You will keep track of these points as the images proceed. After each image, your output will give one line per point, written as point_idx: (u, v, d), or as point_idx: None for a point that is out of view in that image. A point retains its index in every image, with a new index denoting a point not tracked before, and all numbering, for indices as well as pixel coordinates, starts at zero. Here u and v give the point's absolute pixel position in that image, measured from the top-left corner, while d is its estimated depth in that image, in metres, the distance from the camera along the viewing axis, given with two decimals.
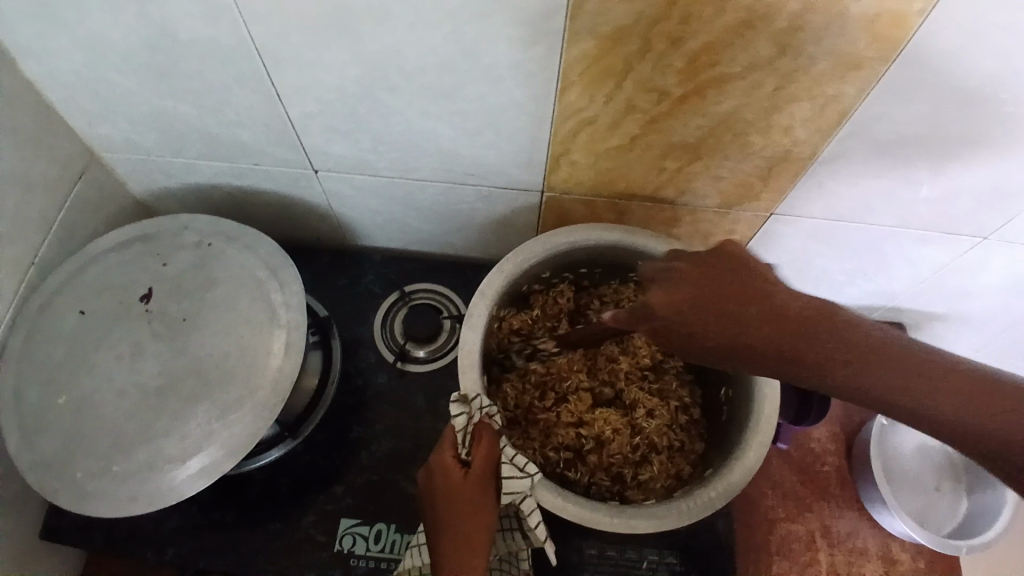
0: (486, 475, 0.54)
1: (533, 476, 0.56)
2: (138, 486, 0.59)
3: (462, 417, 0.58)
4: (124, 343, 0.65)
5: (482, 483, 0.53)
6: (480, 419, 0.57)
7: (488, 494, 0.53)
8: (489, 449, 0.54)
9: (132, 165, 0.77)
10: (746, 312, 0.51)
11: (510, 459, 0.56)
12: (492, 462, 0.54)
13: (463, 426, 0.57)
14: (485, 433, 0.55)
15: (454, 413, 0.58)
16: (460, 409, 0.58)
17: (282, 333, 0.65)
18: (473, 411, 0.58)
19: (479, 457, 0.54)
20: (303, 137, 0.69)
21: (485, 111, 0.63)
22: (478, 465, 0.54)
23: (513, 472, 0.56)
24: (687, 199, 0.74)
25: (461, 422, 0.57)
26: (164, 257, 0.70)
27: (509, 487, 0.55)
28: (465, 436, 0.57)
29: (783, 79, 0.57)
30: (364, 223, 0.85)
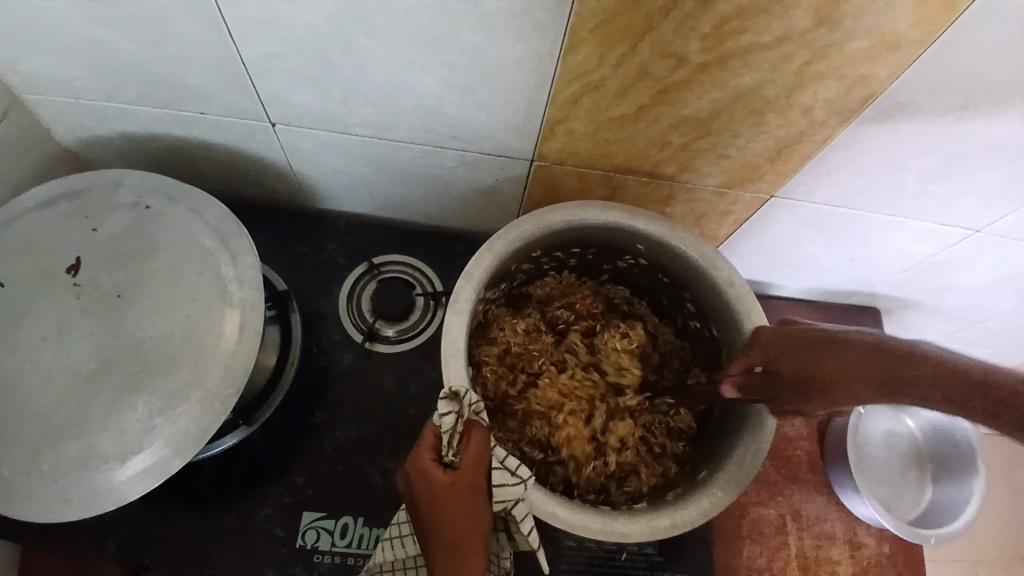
0: (479, 474, 0.49)
1: (528, 480, 0.51)
2: (69, 487, 0.51)
3: (450, 416, 0.50)
4: (47, 319, 0.56)
5: (476, 483, 0.48)
6: (470, 418, 0.51)
7: (484, 494, 0.49)
8: (479, 449, 0.49)
9: (58, 109, 0.66)
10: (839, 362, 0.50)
11: (502, 463, 0.51)
12: (485, 461, 0.49)
13: (452, 427, 0.50)
14: (477, 430, 0.50)
15: (441, 410, 0.51)
16: (448, 407, 0.51)
17: (235, 314, 0.56)
18: (463, 410, 0.51)
19: (470, 456, 0.49)
20: (262, 84, 0.59)
21: (479, 66, 0.55)
22: (470, 464, 0.49)
23: (507, 480, 0.51)
24: (689, 177, 0.68)
25: (449, 421, 0.50)
26: (93, 221, 0.59)
27: (503, 492, 0.51)
28: (452, 437, 0.50)
29: (814, 54, 0.51)
30: (328, 184, 0.76)
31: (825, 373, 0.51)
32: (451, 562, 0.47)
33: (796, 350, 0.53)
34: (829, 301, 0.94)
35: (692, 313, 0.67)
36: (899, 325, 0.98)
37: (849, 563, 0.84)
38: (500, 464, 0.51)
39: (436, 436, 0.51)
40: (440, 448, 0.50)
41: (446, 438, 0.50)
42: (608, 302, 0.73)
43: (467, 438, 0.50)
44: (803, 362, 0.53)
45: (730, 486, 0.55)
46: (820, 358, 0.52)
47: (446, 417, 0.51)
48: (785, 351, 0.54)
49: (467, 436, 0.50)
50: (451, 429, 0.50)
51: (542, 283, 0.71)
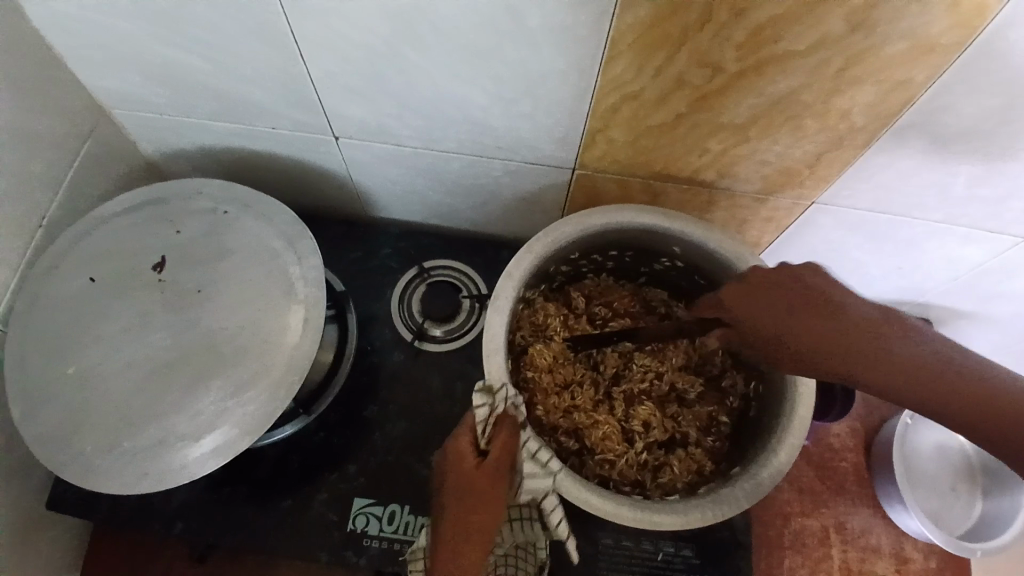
0: (504, 466, 0.51)
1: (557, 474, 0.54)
2: (147, 463, 0.57)
3: (485, 408, 0.53)
4: (133, 312, 0.62)
5: (498, 478, 0.50)
6: (504, 410, 0.53)
7: (503, 491, 0.50)
8: (508, 443, 0.52)
9: (144, 124, 0.73)
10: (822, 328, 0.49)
11: (532, 455, 0.54)
12: (512, 455, 0.52)
13: (486, 417, 0.53)
14: (508, 424, 0.52)
15: (476, 401, 0.53)
16: (483, 398, 0.54)
17: (299, 309, 0.61)
18: (496, 403, 0.54)
19: (499, 448, 0.51)
20: (326, 99, 0.64)
21: (524, 77, 0.59)
22: (500, 455, 0.51)
23: (537, 473, 0.53)
24: (728, 183, 0.70)
25: (483, 413, 0.53)
26: (175, 224, 0.66)
27: (533, 484, 0.53)
28: (485, 427, 0.53)
29: (849, 60, 0.53)
30: (382, 193, 0.81)
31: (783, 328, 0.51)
32: (456, 555, 0.47)
33: (770, 300, 0.52)
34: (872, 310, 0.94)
35: None
36: (952, 335, 0.95)
37: None
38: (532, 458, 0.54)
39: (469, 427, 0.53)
40: (473, 437, 0.53)
41: (480, 426, 0.53)
42: (645, 304, 0.74)
43: (498, 431, 0.52)
44: (771, 315, 0.51)
45: (763, 480, 0.55)
46: (785, 315, 0.51)
47: (480, 409, 0.53)
48: (764, 297, 0.52)
49: (498, 427, 0.52)
50: (484, 420, 0.53)
51: (580, 285, 0.73)
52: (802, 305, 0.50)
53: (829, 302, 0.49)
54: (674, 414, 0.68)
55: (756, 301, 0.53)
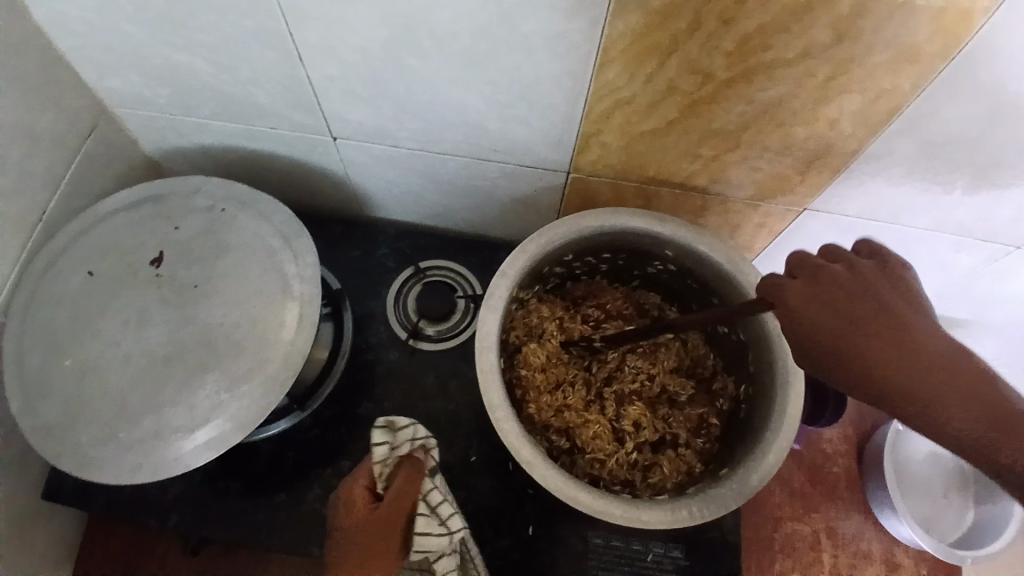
0: (400, 509, 0.58)
1: (452, 529, 0.61)
2: (142, 455, 0.58)
3: (383, 446, 0.59)
4: (133, 307, 0.63)
5: (394, 514, 0.58)
6: (409, 451, 0.60)
7: (403, 521, 0.58)
8: (406, 486, 0.58)
9: (147, 123, 0.74)
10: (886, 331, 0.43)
11: (432, 510, 0.60)
12: (409, 495, 0.58)
13: (383, 457, 0.59)
14: (407, 465, 0.59)
15: (376, 441, 0.60)
16: (383, 438, 0.60)
17: (295, 307, 0.62)
18: (399, 443, 0.61)
19: (395, 493, 0.58)
20: (324, 101, 0.66)
21: (518, 82, 0.60)
22: (397, 498, 0.58)
23: (432, 526, 0.60)
24: (720, 188, 0.71)
25: (382, 452, 0.59)
26: (175, 221, 0.67)
27: (427, 536, 0.60)
28: (383, 471, 0.59)
29: (836, 69, 0.53)
30: (380, 194, 0.82)
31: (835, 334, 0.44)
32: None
33: (826, 297, 0.46)
34: None
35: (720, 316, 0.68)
36: None
37: None
38: (431, 508, 0.60)
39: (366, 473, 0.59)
40: (371, 479, 0.59)
41: (380, 466, 0.59)
42: (638, 306, 0.75)
43: (398, 472, 0.59)
44: (829, 316, 0.45)
45: (751, 480, 0.56)
46: (839, 318, 0.44)
47: (379, 445, 0.60)
48: (822, 292, 0.46)
49: (394, 472, 0.59)
50: (383, 458, 0.59)
51: (574, 285, 0.74)
52: (860, 310, 0.44)
53: (893, 316, 0.43)
54: (665, 415, 0.69)
55: (808, 297, 0.46)
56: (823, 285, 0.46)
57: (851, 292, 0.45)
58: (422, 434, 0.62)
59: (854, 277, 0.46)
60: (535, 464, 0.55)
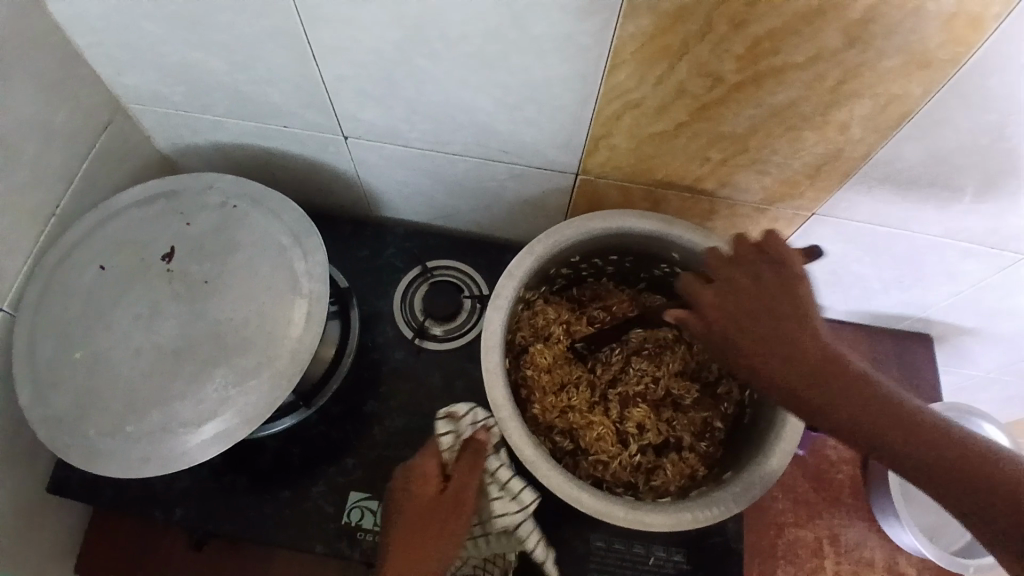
0: (468, 489, 0.59)
1: (527, 506, 0.63)
2: (150, 448, 0.58)
3: (448, 437, 0.63)
4: (143, 301, 0.64)
5: (461, 494, 0.59)
6: (470, 433, 0.63)
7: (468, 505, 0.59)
8: (472, 464, 0.60)
9: (160, 120, 0.75)
10: (768, 331, 0.52)
11: (504, 486, 0.63)
12: (473, 480, 0.60)
13: (452, 443, 0.63)
14: (472, 448, 0.61)
15: (443, 430, 0.63)
16: (448, 427, 0.64)
17: (303, 304, 0.63)
18: (461, 430, 0.64)
19: (464, 472, 0.60)
20: (336, 101, 0.66)
21: (528, 84, 0.60)
22: (460, 484, 0.59)
23: (509, 508, 0.63)
24: (728, 192, 0.71)
25: (449, 439, 0.63)
26: (187, 217, 0.68)
27: (506, 516, 0.63)
28: (453, 450, 0.63)
29: (846, 74, 0.54)
30: (389, 194, 0.83)
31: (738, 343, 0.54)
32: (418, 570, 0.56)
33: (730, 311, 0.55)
34: (874, 323, 0.94)
35: None
36: (954, 351, 0.95)
37: None
38: (502, 488, 0.63)
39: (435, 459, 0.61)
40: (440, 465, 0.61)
41: (445, 451, 0.63)
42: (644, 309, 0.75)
43: (462, 456, 0.61)
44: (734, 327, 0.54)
45: (755, 485, 0.56)
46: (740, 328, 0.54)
47: (445, 436, 0.63)
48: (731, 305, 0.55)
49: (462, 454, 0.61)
50: (449, 446, 0.63)
51: (580, 288, 0.74)
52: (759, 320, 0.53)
53: (787, 323, 0.52)
54: (669, 418, 0.69)
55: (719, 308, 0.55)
56: (729, 289, 0.56)
57: (751, 298, 0.54)
58: (482, 417, 0.65)
59: (758, 289, 0.54)
60: (538, 464, 0.55)
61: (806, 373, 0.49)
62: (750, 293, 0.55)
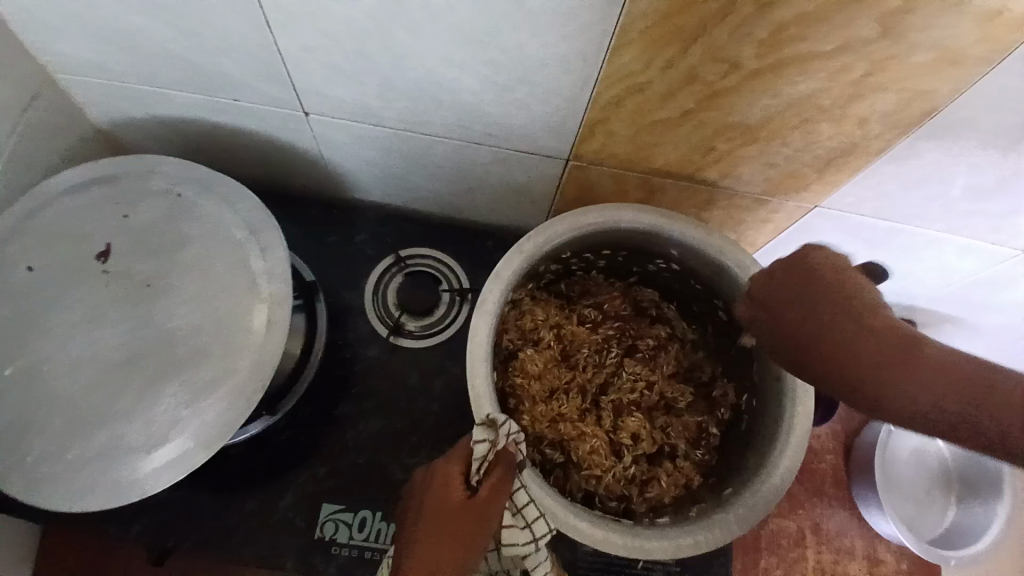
0: (494, 512, 0.46)
1: (540, 538, 0.50)
2: (97, 476, 0.52)
3: (482, 443, 0.46)
4: (79, 308, 0.56)
5: (490, 517, 0.45)
6: (505, 446, 0.47)
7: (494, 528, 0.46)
8: (503, 487, 0.46)
9: (94, 91, 0.65)
10: (810, 320, 0.45)
11: (518, 510, 0.49)
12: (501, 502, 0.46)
13: (483, 454, 0.46)
14: (504, 464, 0.47)
15: (475, 434, 0.46)
16: (483, 432, 0.47)
17: (264, 308, 0.56)
18: (498, 439, 0.47)
19: (492, 491, 0.46)
20: (297, 74, 0.58)
21: (521, 62, 0.53)
22: (487, 504, 0.46)
23: (519, 538, 0.49)
24: (730, 183, 0.66)
25: (482, 449, 0.46)
26: (125, 208, 0.59)
27: (513, 545, 0.49)
28: (481, 464, 0.46)
29: (874, 65, 0.49)
30: (359, 175, 0.75)
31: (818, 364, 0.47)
32: None
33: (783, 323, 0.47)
34: None
35: (723, 320, 0.64)
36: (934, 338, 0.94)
37: None
38: (517, 513, 0.49)
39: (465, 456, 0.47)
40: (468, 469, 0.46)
41: (474, 463, 0.46)
42: (636, 303, 0.70)
43: (493, 470, 0.46)
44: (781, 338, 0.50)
45: (758, 505, 0.53)
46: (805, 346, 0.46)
47: (479, 444, 0.46)
48: (790, 313, 0.46)
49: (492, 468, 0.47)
50: (481, 458, 0.46)
51: (569, 282, 0.68)
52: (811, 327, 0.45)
53: (838, 302, 0.44)
54: (663, 424, 0.66)
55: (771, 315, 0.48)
56: (791, 279, 0.47)
57: (805, 285, 0.46)
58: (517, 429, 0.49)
59: (804, 281, 0.46)
60: (529, 485, 0.51)
61: (845, 357, 0.42)
62: (809, 282, 0.46)
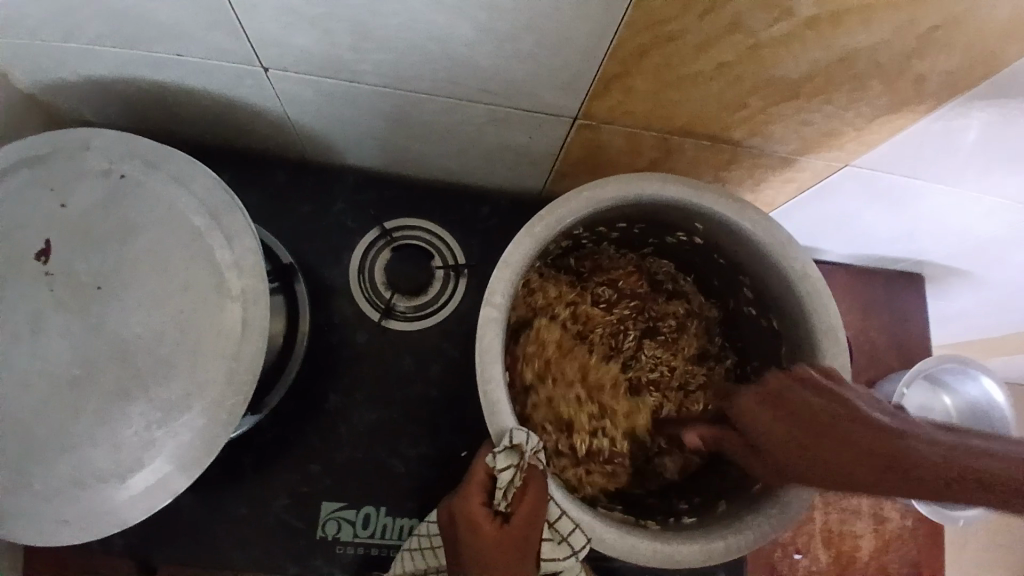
0: (531, 533, 0.46)
1: (578, 552, 0.48)
2: (66, 509, 0.46)
3: (508, 472, 0.46)
4: (16, 318, 0.47)
5: (527, 538, 0.46)
6: (530, 466, 0.47)
7: (534, 549, 0.47)
8: (535, 508, 0.46)
9: (8, 50, 0.54)
10: (825, 435, 0.46)
11: (553, 524, 0.48)
12: (538, 521, 0.47)
13: (509, 482, 0.46)
14: (533, 485, 0.47)
15: (500, 465, 0.46)
16: (507, 461, 0.46)
17: (235, 308, 0.48)
18: (522, 463, 0.46)
19: (525, 515, 0.46)
20: (253, 24, 0.48)
21: (529, 9, 0.44)
22: (523, 529, 0.46)
23: (558, 553, 0.48)
24: (757, 142, 0.59)
25: (508, 478, 0.46)
26: (60, 195, 0.50)
27: (552, 560, 0.48)
28: (508, 490, 0.47)
29: (948, 12, 0.41)
30: (333, 137, 0.65)
31: (824, 454, 0.46)
32: None
33: (812, 403, 0.47)
34: (867, 265, 0.84)
35: (748, 298, 0.59)
36: (937, 292, 0.90)
37: (872, 537, 0.79)
38: (549, 527, 0.48)
39: (488, 482, 0.48)
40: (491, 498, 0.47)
41: (500, 491, 0.46)
42: (652, 277, 0.66)
43: (522, 493, 0.47)
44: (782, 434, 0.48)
45: (793, 506, 0.49)
46: (840, 420, 0.46)
47: (503, 473, 0.46)
48: (833, 395, 0.47)
49: (522, 491, 0.47)
50: (508, 484, 0.46)
51: (581, 258, 0.63)
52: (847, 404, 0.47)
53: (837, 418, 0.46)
54: (677, 408, 0.64)
55: (819, 394, 0.48)
56: (777, 405, 0.50)
57: (793, 412, 0.48)
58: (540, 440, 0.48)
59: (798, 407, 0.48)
60: (558, 497, 0.47)
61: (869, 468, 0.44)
62: (802, 408, 0.48)
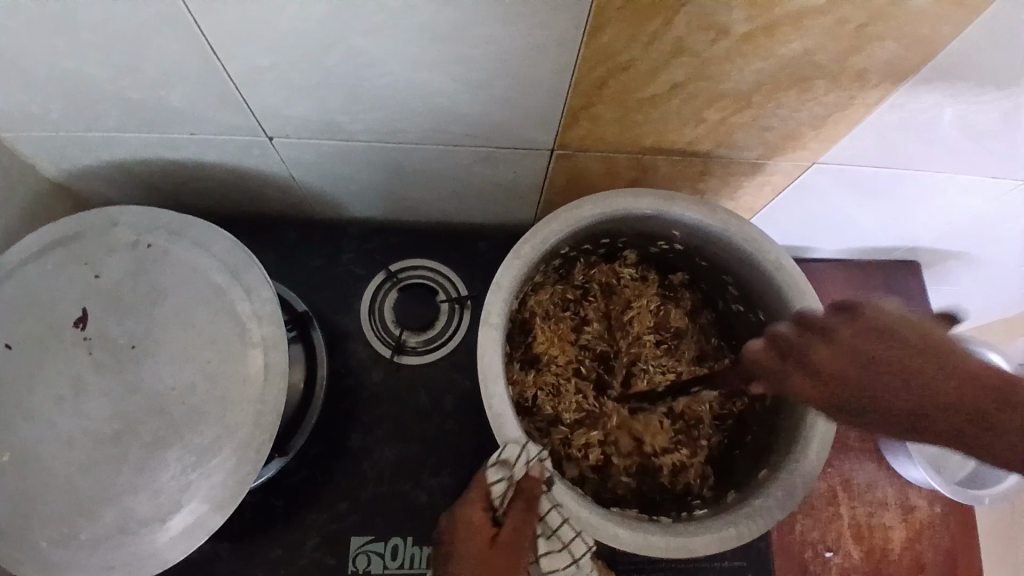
0: (520, 540, 0.48)
1: (580, 557, 0.49)
2: (112, 555, 0.49)
3: (500, 483, 0.49)
4: (58, 382, 0.52)
5: (515, 550, 0.48)
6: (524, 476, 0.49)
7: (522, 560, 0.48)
8: (525, 517, 0.48)
9: (45, 145, 0.61)
10: (887, 383, 0.44)
11: (555, 533, 0.49)
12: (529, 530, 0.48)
13: (501, 490, 0.49)
14: (525, 494, 0.49)
15: (493, 476, 0.50)
16: (499, 473, 0.49)
17: (257, 354, 0.53)
18: (513, 474, 0.49)
19: (515, 522, 0.48)
20: (253, 98, 0.54)
21: (495, 57, 0.49)
22: (511, 536, 0.48)
23: (557, 561, 0.49)
24: (725, 152, 0.63)
25: (499, 486, 0.49)
26: (94, 267, 0.55)
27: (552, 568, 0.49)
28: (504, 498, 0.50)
29: (871, 13, 0.46)
30: (336, 192, 0.71)
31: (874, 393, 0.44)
32: None
33: (873, 346, 0.45)
34: (861, 260, 0.86)
35: (735, 296, 0.63)
36: (935, 278, 0.92)
37: (903, 527, 0.78)
38: (552, 535, 0.50)
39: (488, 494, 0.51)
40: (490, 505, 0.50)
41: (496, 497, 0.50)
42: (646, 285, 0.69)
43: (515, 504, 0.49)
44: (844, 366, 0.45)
45: (795, 483, 0.52)
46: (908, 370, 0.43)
47: (496, 484, 0.50)
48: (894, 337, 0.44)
49: (514, 500, 0.49)
50: (501, 493, 0.50)
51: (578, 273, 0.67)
52: (917, 349, 0.44)
53: (908, 369, 0.43)
54: (683, 410, 0.66)
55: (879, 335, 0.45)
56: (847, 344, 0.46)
57: (862, 356, 0.45)
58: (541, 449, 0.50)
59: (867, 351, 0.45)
60: (565, 503, 0.50)
61: (923, 423, 0.43)
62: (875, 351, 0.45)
